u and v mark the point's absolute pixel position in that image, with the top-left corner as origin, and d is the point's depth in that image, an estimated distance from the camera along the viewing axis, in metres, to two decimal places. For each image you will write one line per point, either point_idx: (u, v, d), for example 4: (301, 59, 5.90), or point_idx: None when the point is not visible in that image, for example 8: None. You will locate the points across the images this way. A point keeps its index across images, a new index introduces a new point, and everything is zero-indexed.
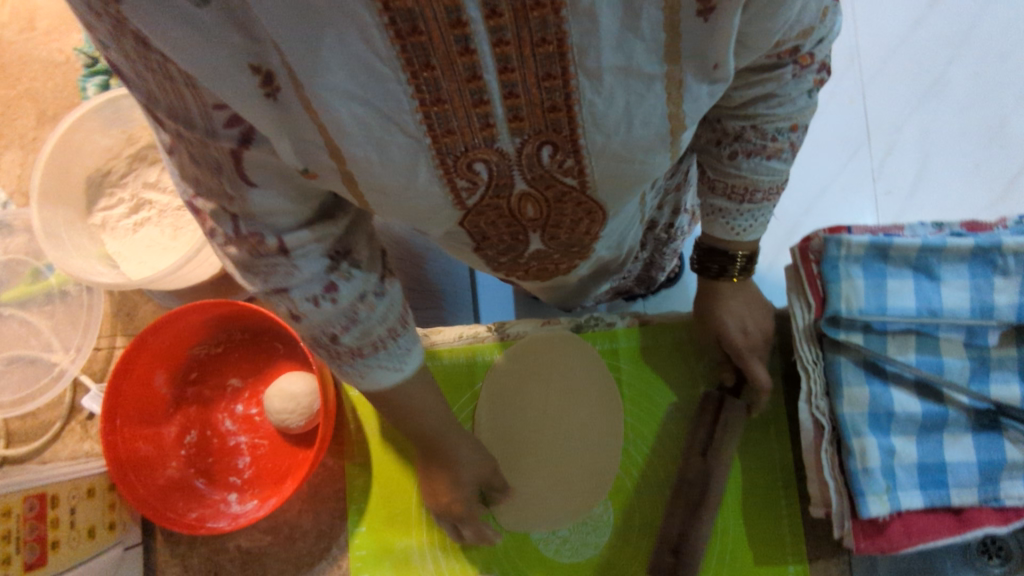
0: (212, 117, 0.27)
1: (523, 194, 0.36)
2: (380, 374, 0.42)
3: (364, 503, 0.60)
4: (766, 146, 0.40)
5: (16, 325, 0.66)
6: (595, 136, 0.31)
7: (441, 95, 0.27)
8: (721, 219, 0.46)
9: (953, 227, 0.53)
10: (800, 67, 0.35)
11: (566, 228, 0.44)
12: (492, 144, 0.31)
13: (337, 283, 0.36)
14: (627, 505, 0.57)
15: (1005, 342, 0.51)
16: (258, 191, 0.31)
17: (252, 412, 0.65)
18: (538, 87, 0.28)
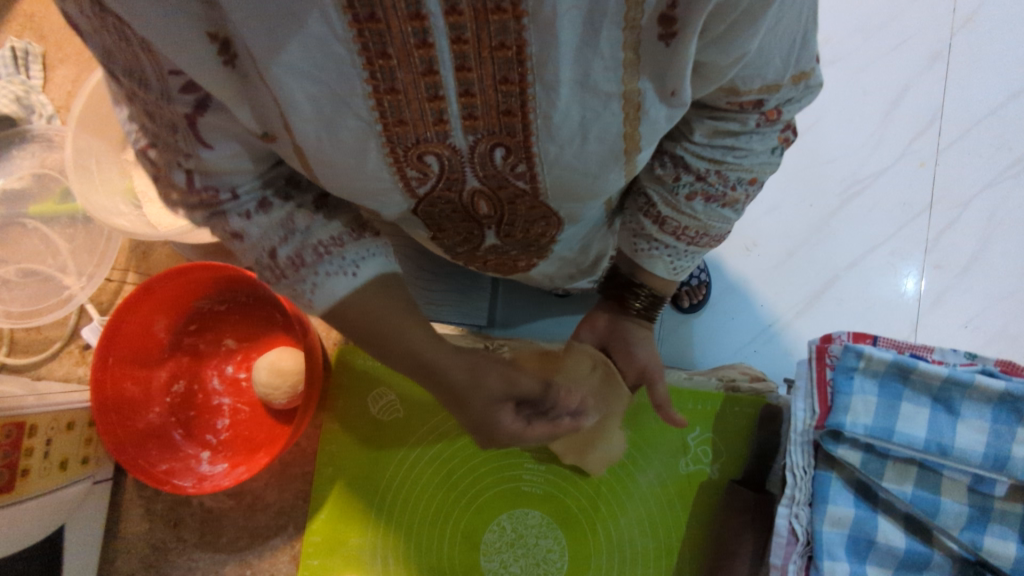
0: (166, 81, 0.26)
1: (473, 190, 0.34)
2: (332, 285, 0.34)
3: (328, 492, 0.60)
4: (725, 194, 0.35)
5: (37, 240, 0.67)
6: (548, 145, 0.30)
7: (395, 85, 0.26)
8: (665, 257, 0.41)
9: (987, 364, 0.50)
10: (765, 121, 0.32)
11: (522, 226, 0.40)
12: (444, 138, 0.30)
13: (270, 201, 0.32)
14: (582, 557, 0.57)
15: (1013, 496, 0.47)
16: (214, 151, 0.29)
17: (240, 375, 0.66)
18: (496, 90, 0.27)
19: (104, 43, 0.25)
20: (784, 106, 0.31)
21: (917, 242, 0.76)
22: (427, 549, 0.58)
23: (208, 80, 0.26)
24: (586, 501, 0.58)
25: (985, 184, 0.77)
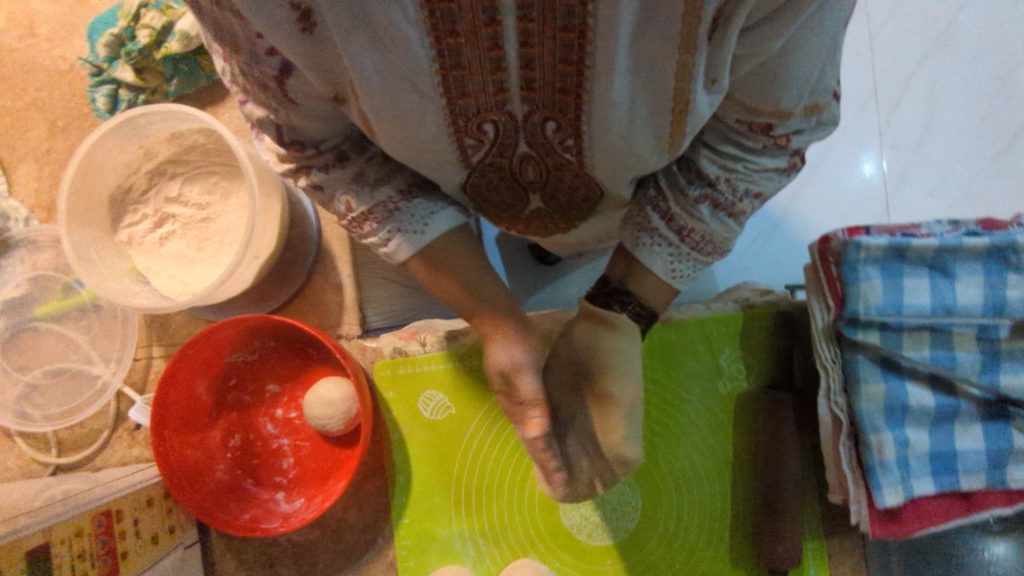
0: (254, 42, 0.28)
1: (523, 156, 0.38)
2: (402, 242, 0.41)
3: (406, 497, 0.63)
4: (734, 204, 0.37)
5: (54, 340, 0.68)
6: (596, 125, 0.33)
7: (459, 61, 0.29)
8: (664, 254, 0.41)
9: (970, 226, 0.55)
10: (775, 144, 0.35)
11: (565, 191, 0.45)
12: (502, 107, 0.33)
13: (350, 154, 0.38)
14: (653, 491, 0.62)
15: (1016, 334, 0.52)
16: (295, 107, 0.32)
17: (291, 413, 0.69)
18: (553, 69, 0.30)
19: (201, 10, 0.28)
20: (793, 132, 0.34)
21: (870, 129, 0.81)
22: (511, 522, 0.63)
23: (288, 41, 0.27)
24: (642, 440, 0.62)
25: (920, 58, 0.81)
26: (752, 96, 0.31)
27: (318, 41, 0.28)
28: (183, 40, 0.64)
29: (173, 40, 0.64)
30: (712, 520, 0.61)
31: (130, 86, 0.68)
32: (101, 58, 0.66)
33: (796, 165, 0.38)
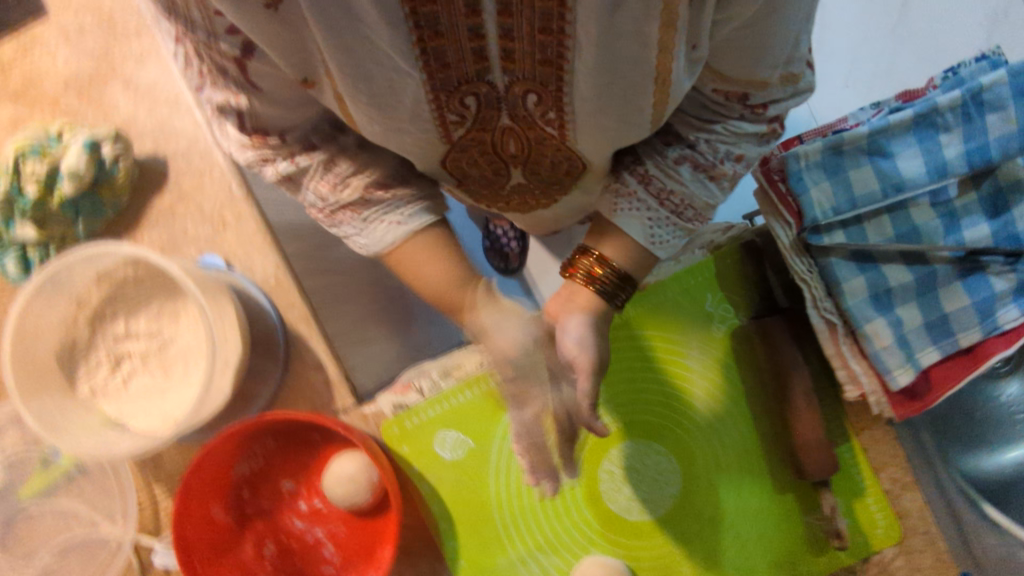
0: (217, 24, 0.38)
1: (507, 127, 0.50)
2: (383, 232, 0.56)
3: (455, 539, 0.63)
4: (716, 165, 0.49)
5: (52, 515, 0.65)
6: (571, 97, 0.45)
7: (438, 32, 0.39)
8: (646, 220, 0.53)
9: (891, 103, 0.59)
10: (754, 112, 0.46)
11: (544, 166, 0.58)
12: (486, 77, 0.44)
13: (314, 142, 0.51)
14: (685, 448, 0.63)
15: (964, 189, 0.57)
16: (264, 94, 0.45)
17: (314, 504, 0.66)
18: (535, 38, 0.39)
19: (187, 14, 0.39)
20: (767, 102, 0.46)
21: None
22: (564, 527, 0.63)
23: (251, 13, 0.36)
24: (658, 406, 0.65)
25: None
26: (739, 62, 0.41)
27: (280, 16, 0.37)
28: (71, 178, 0.61)
29: (64, 182, 0.61)
30: (748, 456, 0.63)
31: (36, 244, 0.63)
32: None
33: (773, 129, 0.49)
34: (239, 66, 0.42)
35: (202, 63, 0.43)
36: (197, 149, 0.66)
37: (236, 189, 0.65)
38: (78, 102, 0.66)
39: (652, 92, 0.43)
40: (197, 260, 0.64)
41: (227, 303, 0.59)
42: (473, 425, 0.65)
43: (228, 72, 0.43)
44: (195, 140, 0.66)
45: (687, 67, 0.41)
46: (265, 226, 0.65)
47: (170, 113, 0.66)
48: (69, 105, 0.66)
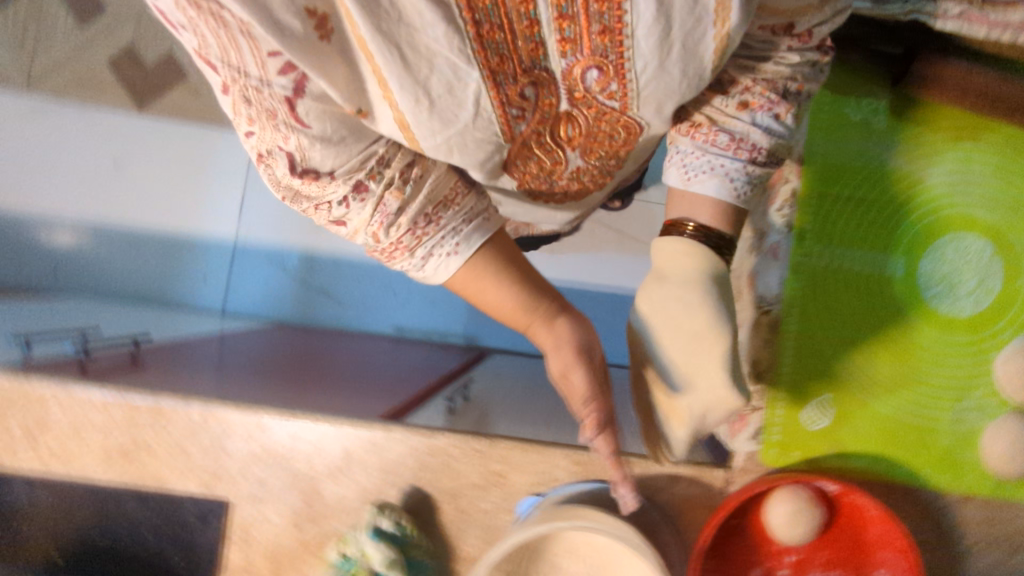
0: (267, 63, 0.40)
1: (565, 115, 0.51)
2: (431, 269, 0.55)
3: (904, 463, 0.62)
4: (771, 99, 0.50)
5: None
6: (638, 62, 0.46)
7: (495, 24, 0.42)
8: (720, 172, 0.53)
9: None
10: (800, 40, 0.49)
11: (602, 144, 0.56)
12: (539, 64, 0.46)
13: (366, 184, 0.50)
14: (967, 216, 0.62)
15: None
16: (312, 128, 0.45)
17: (793, 558, 0.64)
18: (596, 13, 0.43)
19: (203, 33, 0.39)
20: (812, 28, 0.48)
21: None
22: (961, 368, 0.62)
23: (305, 48, 0.40)
24: (913, 215, 0.63)
25: None
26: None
27: (325, 40, 0.40)
28: (393, 564, 0.61)
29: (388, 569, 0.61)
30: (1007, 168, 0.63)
31: None
32: None
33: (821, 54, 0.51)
34: (286, 103, 0.43)
35: (249, 107, 0.44)
36: (429, 452, 0.66)
37: (478, 445, 0.66)
38: (317, 527, 0.65)
39: (713, 33, 0.45)
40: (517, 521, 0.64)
41: (588, 513, 0.60)
42: (816, 386, 0.63)
43: (275, 112, 0.44)
44: (422, 448, 0.66)
45: (740, 15, 0.44)
46: (529, 444, 0.66)
47: (381, 450, 0.66)
48: (315, 536, 0.65)
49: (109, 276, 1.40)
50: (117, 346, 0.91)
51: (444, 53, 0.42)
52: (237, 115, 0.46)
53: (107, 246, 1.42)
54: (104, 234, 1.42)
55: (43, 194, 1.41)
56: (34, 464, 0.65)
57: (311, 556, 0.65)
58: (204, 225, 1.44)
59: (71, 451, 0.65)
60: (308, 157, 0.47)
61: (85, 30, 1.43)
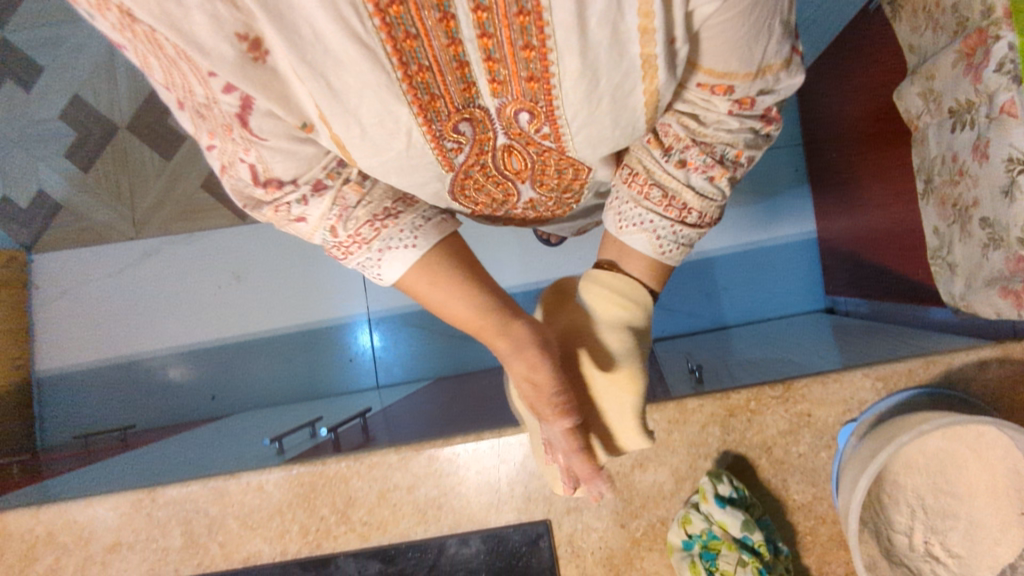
0: (211, 86, 0.37)
1: (504, 146, 0.47)
2: (391, 268, 0.46)
3: None
4: (709, 167, 0.46)
5: None
6: (581, 108, 0.41)
7: (422, 64, 0.36)
8: (655, 225, 0.49)
9: None
10: (739, 108, 0.43)
11: (552, 177, 0.54)
12: (476, 104, 0.41)
13: (326, 185, 0.45)
14: None
15: None
16: (265, 143, 0.40)
17: None
18: (517, 55, 0.37)
19: (142, 52, 0.36)
20: (757, 95, 0.43)
21: None
22: None
23: (239, 78, 0.35)
24: None
25: None
26: (719, 61, 0.40)
27: (267, 69, 0.35)
28: (750, 526, 0.59)
29: (751, 534, 0.59)
30: None
31: None
32: None
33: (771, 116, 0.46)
34: (240, 120, 0.39)
35: (207, 124, 0.42)
36: (730, 413, 0.65)
37: (775, 393, 0.64)
38: (642, 520, 0.65)
39: (642, 88, 0.40)
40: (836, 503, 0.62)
41: (932, 414, 0.57)
42: None
43: (235, 133, 0.40)
44: (722, 411, 0.65)
45: (667, 74, 0.39)
46: (828, 376, 0.64)
47: (683, 423, 0.65)
48: (644, 531, 0.65)
49: (261, 384, 1.44)
50: (349, 421, 0.91)
51: (370, 92, 0.37)
52: (197, 129, 0.43)
53: (253, 355, 1.44)
54: (247, 346, 1.44)
55: (182, 325, 1.45)
56: (355, 540, 0.66)
57: (646, 551, 0.64)
58: (337, 308, 1.44)
59: (386, 518, 0.66)
60: (269, 169, 0.43)
61: (170, 159, 1.44)
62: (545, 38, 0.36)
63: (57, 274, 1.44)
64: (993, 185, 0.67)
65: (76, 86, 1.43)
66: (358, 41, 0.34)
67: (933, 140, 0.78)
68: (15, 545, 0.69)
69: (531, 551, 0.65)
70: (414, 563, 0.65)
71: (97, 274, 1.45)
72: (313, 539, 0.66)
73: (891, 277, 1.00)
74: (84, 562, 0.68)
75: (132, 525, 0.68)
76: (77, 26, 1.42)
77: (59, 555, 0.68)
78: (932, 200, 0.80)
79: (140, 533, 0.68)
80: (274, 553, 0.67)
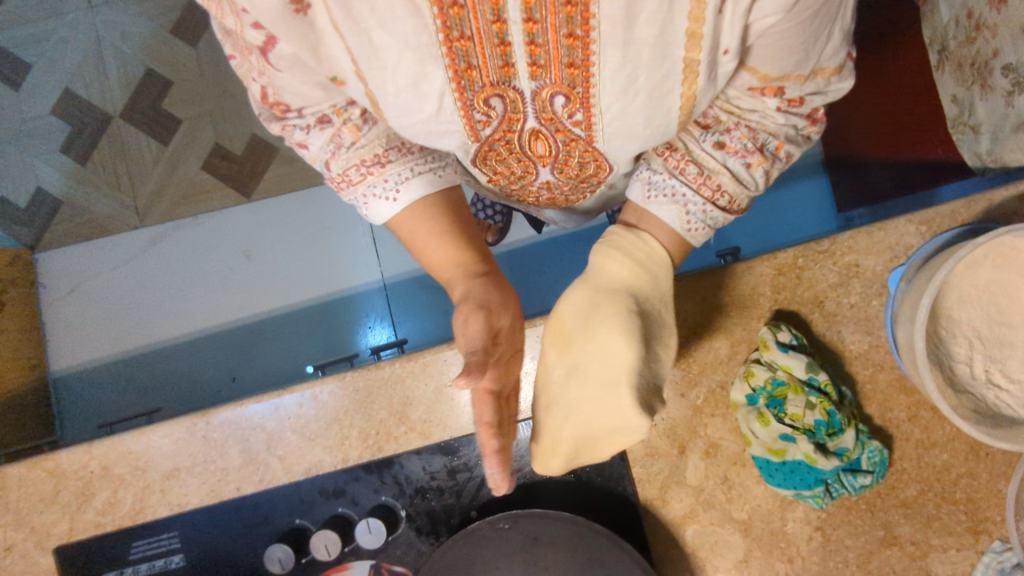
0: (251, 30, 0.45)
1: (533, 129, 0.52)
2: (376, 207, 0.55)
3: None
4: (751, 148, 0.51)
5: None
6: (614, 100, 0.48)
7: (466, 34, 0.43)
8: (691, 204, 0.53)
9: None
10: (788, 105, 0.50)
11: (573, 167, 0.59)
12: (511, 82, 0.48)
13: (329, 118, 0.53)
14: None
15: None
16: (282, 75, 0.48)
17: None
18: (562, 43, 0.44)
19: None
20: (805, 94, 0.49)
21: None
22: None
23: (277, 26, 0.43)
24: None
25: None
26: (770, 62, 0.46)
27: (308, 22, 0.43)
28: (814, 367, 0.60)
29: (815, 375, 0.60)
30: None
31: (858, 428, 0.62)
32: (841, 455, 0.60)
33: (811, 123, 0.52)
34: (262, 52, 0.46)
35: (241, 59, 0.50)
36: (780, 272, 0.65)
37: (822, 247, 0.65)
38: (701, 387, 0.65)
39: (678, 92, 0.47)
40: (893, 348, 0.63)
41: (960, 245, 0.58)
42: None
43: (253, 54, 0.47)
44: (771, 271, 0.65)
45: (707, 80, 0.46)
46: (872, 227, 0.65)
47: (733, 286, 0.65)
48: (705, 398, 0.65)
49: (282, 361, 1.41)
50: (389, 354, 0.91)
51: (409, 51, 0.44)
52: (224, 39, 0.50)
53: (272, 333, 1.42)
54: (265, 324, 1.42)
55: (196, 310, 1.42)
56: (417, 439, 0.66)
57: (708, 417, 0.65)
58: (353, 278, 1.43)
59: (445, 414, 0.66)
60: (280, 94, 0.50)
61: (168, 144, 1.43)
62: (588, 30, 0.43)
63: (63, 271, 1.41)
64: (1013, 27, 0.68)
65: (67, 79, 1.41)
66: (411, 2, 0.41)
67: (943, 6, 0.79)
68: (70, 483, 0.68)
69: None
70: (476, 454, 0.65)
71: (105, 267, 1.42)
72: (374, 442, 0.66)
73: (909, 166, 1.03)
74: (143, 492, 0.67)
75: (189, 449, 0.67)
76: (63, 19, 1.41)
77: (116, 488, 0.67)
78: (948, 68, 0.81)
79: (198, 456, 0.67)
80: (336, 461, 0.66)
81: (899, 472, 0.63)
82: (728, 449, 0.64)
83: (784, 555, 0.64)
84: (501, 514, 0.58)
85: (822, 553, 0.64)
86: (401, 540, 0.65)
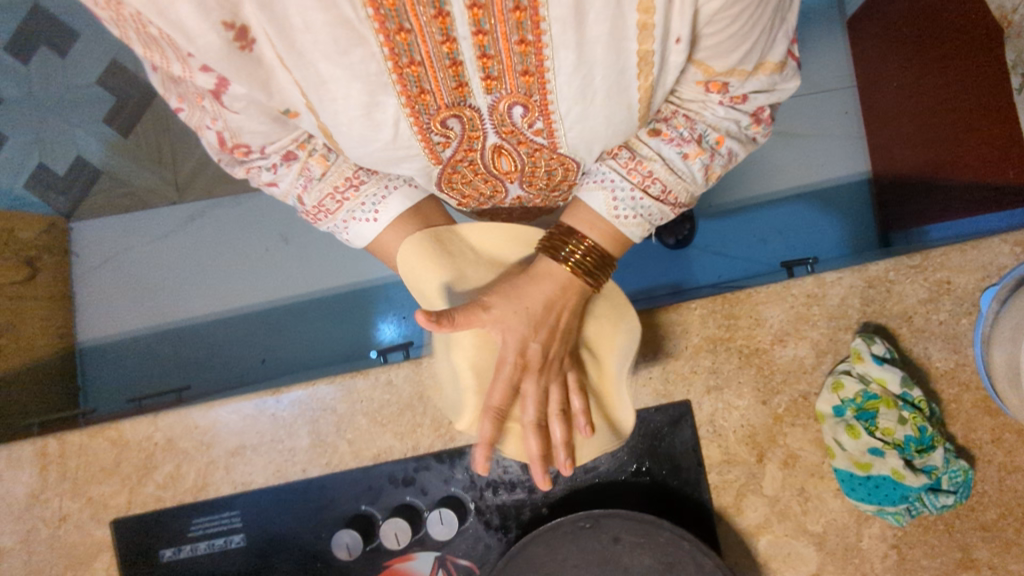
0: (201, 74, 0.44)
1: (493, 144, 0.51)
2: (359, 228, 0.58)
3: None
4: (689, 137, 0.48)
5: None
6: (575, 105, 0.46)
7: (414, 59, 0.41)
8: (616, 191, 0.49)
9: None
10: (730, 100, 0.47)
11: (541, 176, 0.58)
12: (466, 100, 0.46)
13: (292, 152, 0.53)
14: None
15: None
16: (238, 115, 0.47)
17: None
18: (515, 53, 0.42)
19: (146, 47, 0.43)
20: (747, 92, 0.47)
21: None
22: None
23: (226, 63, 0.41)
24: None
25: None
26: (716, 49, 0.43)
27: (256, 57, 0.41)
28: (908, 381, 0.59)
29: (907, 390, 0.59)
30: None
31: (947, 455, 0.60)
32: (926, 476, 0.59)
33: (757, 125, 0.49)
34: (216, 95, 0.46)
35: (194, 109, 0.49)
36: (869, 284, 0.65)
37: (913, 262, 0.65)
38: (784, 396, 0.64)
39: (637, 85, 0.45)
40: (982, 368, 0.62)
41: None
42: None
43: (203, 99, 0.47)
44: (861, 283, 0.65)
45: (659, 69, 0.44)
46: (965, 244, 0.64)
47: (822, 296, 0.65)
48: (786, 407, 0.64)
49: (312, 347, 1.40)
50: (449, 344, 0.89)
51: (362, 81, 0.42)
52: (168, 92, 0.49)
53: (304, 317, 1.41)
54: (298, 307, 1.41)
55: (229, 291, 1.40)
56: None
57: (789, 426, 0.64)
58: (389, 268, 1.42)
59: None
60: (237, 136, 0.50)
61: None
62: (540, 34, 0.40)
63: (97, 242, 1.39)
64: None
65: (115, 50, 1.40)
66: (353, 26, 0.38)
67: None
68: (132, 455, 0.66)
69: (672, 431, 0.64)
70: None
71: (138, 242, 1.40)
72: (446, 432, 0.65)
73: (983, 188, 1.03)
74: (206, 468, 0.66)
75: (257, 427, 0.66)
76: None
77: (180, 462, 0.66)
78: None
79: (265, 435, 0.66)
80: (406, 448, 0.65)
81: (980, 495, 0.62)
82: (806, 460, 0.63)
83: (858, 571, 0.63)
84: (585, 514, 0.57)
85: (897, 571, 0.63)
86: (469, 532, 0.63)
